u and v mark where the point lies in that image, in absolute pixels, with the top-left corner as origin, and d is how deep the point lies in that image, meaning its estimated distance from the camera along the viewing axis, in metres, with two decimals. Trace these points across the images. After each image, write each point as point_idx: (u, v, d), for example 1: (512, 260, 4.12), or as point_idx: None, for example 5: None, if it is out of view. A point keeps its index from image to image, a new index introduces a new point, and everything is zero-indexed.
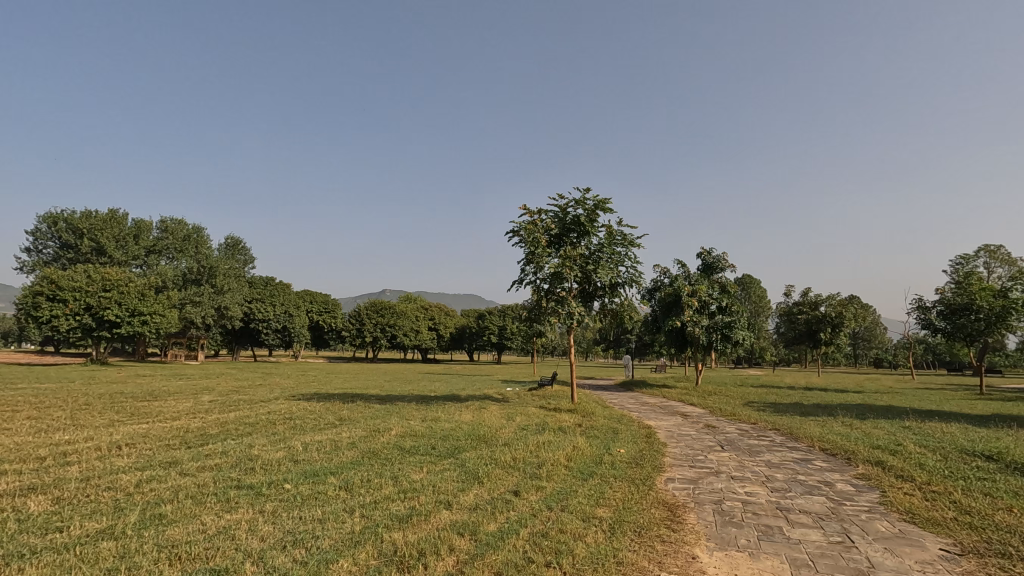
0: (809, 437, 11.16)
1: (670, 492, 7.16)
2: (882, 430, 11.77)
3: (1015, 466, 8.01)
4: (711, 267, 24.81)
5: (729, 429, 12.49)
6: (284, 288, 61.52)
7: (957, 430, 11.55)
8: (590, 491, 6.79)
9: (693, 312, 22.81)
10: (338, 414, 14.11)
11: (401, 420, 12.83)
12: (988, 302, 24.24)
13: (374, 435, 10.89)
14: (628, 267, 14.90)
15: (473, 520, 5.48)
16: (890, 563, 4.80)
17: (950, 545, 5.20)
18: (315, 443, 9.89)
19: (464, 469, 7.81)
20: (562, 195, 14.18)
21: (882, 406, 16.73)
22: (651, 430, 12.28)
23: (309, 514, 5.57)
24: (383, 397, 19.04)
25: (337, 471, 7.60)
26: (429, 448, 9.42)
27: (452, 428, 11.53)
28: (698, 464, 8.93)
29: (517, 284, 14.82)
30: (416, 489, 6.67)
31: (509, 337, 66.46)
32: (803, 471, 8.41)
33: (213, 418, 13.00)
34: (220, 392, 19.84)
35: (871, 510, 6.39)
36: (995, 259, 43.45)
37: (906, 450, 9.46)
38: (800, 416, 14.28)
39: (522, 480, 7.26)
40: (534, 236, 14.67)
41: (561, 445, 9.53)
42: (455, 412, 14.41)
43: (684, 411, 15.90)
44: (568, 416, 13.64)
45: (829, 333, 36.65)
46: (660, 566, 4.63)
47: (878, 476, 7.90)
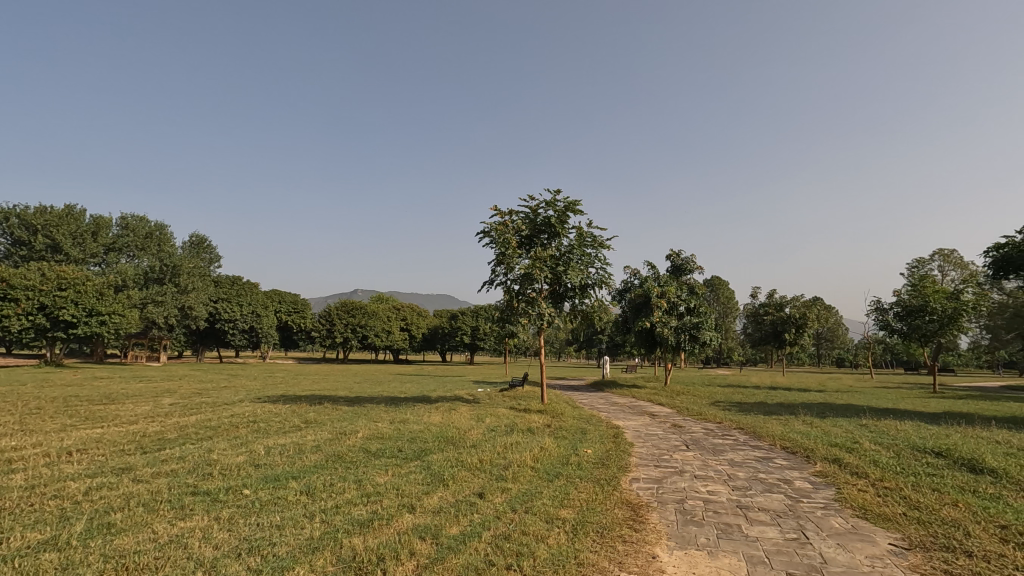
0: (771, 435, 11.41)
1: (634, 491, 7.24)
2: (840, 428, 12.14)
3: (962, 462, 8.36)
4: (679, 269, 25.26)
5: (695, 429, 12.70)
6: (251, 287, 60.11)
7: (910, 428, 11.98)
8: (555, 492, 6.81)
9: (663, 313, 23.15)
10: (305, 416, 13.86)
11: (369, 422, 12.65)
12: (942, 304, 25.26)
13: (340, 437, 10.70)
14: (598, 268, 15.06)
15: (436, 523, 5.42)
16: (842, 558, 4.93)
17: (898, 540, 5.38)
18: (278, 446, 9.67)
19: (429, 472, 7.74)
20: (533, 197, 14.28)
21: (842, 405, 17.24)
22: (619, 430, 12.38)
23: (267, 520, 5.44)
24: (352, 399, 18.72)
25: (299, 475, 7.45)
26: (396, 450, 9.32)
27: (420, 430, 11.39)
28: (663, 464, 9.04)
29: (487, 285, 14.82)
30: (380, 492, 6.60)
31: (482, 338, 66.30)
32: (764, 470, 8.58)
33: (173, 422, 12.56)
34: (181, 396, 19.18)
35: (826, 507, 6.59)
36: (949, 263, 45.36)
37: (862, 448, 9.79)
38: (764, 415, 14.62)
39: (487, 481, 7.26)
40: (505, 237, 14.67)
41: (528, 446, 9.57)
42: (425, 414, 14.30)
43: (652, 411, 16.07)
44: (538, 417, 13.72)
45: (793, 333, 37.62)
46: (621, 567, 4.66)
47: (834, 473, 8.15)
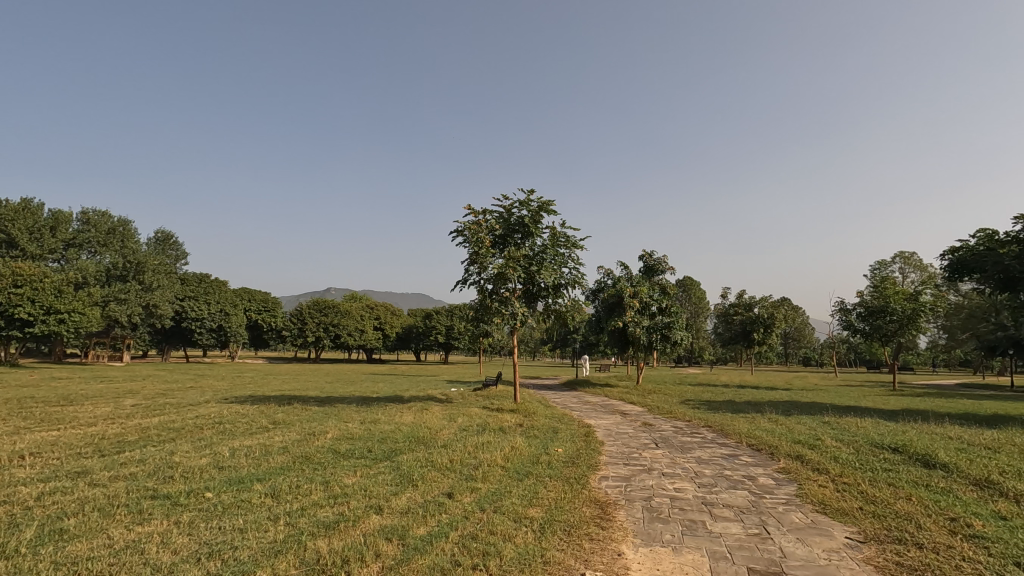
0: (737, 433, 11.67)
1: (602, 490, 7.30)
2: (803, 425, 12.48)
3: (917, 458, 8.67)
4: (652, 269, 25.61)
5: (665, 427, 12.88)
6: (220, 285, 58.68)
7: (870, 424, 12.41)
8: (524, 491, 6.82)
9: (635, 313, 23.40)
10: (272, 417, 13.58)
11: (339, 423, 12.46)
12: (902, 306, 26.17)
13: (309, 438, 10.53)
14: (571, 268, 15.19)
15: (402, 524, 5.38)
16: (801, 552, 5.07)
17: (855, 533, 5.56)
18: (244, 448, 9.47)
19: (399, 472, 7.67)
20: (506, 196, 14.35)
21: (805, 403, 17.69)
22: (590, 428, 12.49)
23: (230, 523, 5.33)
24: (322, 399, 18.41)
25: (264, 476, 7.31)
26: (366, 451, 9.24)
27: (391, 430, 11.28)
28: (633, 462, 9.14)
29: (461, 285, 14.77)
30: (347, 493, 6.52)
31: (456, 337, 66.03)
32: (729, 467, 8.78)
33: (134, 423, 12.19)
34: (144, 396, 18.62)
35: (788, 502, 6.76)
36: (909, 265, 47.00)
37: (824, 444, 10.08)
38: (731, 413, 14.94)
39: (457, 481, 7.23)
40: (479, 236, 14.63)
41: (499, 446, 9.57)
42: (397, 414, 14.19)
43: (623, 410, 16.23)
44: (510, 416, 13.73)
45: (762, 333, 38.46)
46: (587, 565, 4.70)
47: (797, 469, 8.37)
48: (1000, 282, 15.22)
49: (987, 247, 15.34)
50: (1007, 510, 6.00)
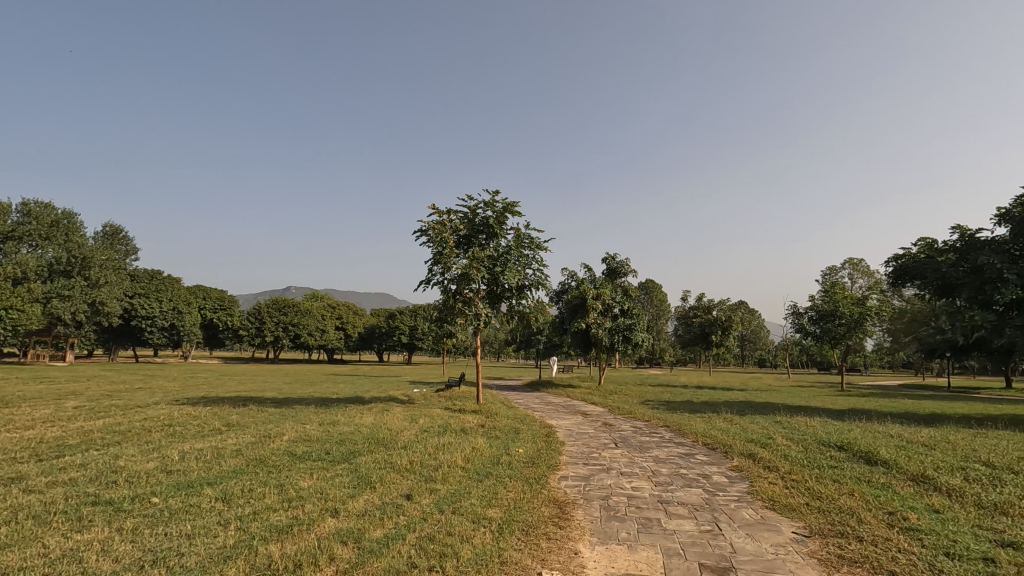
0: (694, 433, 11.97)
1: (562, 490, 7.36)
2: (757, 425, 12.90)
3: (860, 455, 9.07)
4: (615, 272, 26.01)
5: (625, 428, 13.07)
6: (173, 282, 56.56)
7: (819, 424, 12.90)
8: (484, 492, 6.83)
9: (598, 314, 23.72)
10: (226, 419, 13.15)
11: (296, 425, 12.17)
12: (850, 309, 27.37)
13: (264, 441, 10.23)
14: (535, 270, 15.29)
15: (359, 527, 5.31)
16: (750, 547, 5.24)
17: (801, 528, 5.78)
18: (195, 451, 9.15)
19: (357, 474, 7.56)
20: (471, 197, 14.34)
21: (760, 403, 18.26)
22: (552, 429, 12.59)
23: (176, 529, 5.15)
24: (279, 401, 17.96)
25: (216, 481, 7.06)
26: (324, 453, 9.06)
27: (351, 432, 11.09)
28: (592, 462, 9.25)
29: (424, 285, 14.66)
30: (302, 497, 6.38)
31: (420, 338, 65.25)
32: (685, 466, 8.99)
33: (76, 426, 11.61)
34: (88, 397, 17.77)
35: (740, 499, 6.97)
36: (858, 271, 49.18)
37: (775, 443, 10.44)
38: (689, 413, 15.28)
39: (416, 483, 7.16)
40: (443, 236, 14.55)
41: (460, 447, 9.53)
42: (357, 415, 13.97)
43: (585, 411, 16.41)
44: (472, 417, 13.70)
45: (719, 335, 39.46)
46: (543, 564, 4.73)
47: (749, 468, 8.64)
48: (939, 288, 16.07)
49: (927, 255, 16.22)
50: (940, 503, 6.36)
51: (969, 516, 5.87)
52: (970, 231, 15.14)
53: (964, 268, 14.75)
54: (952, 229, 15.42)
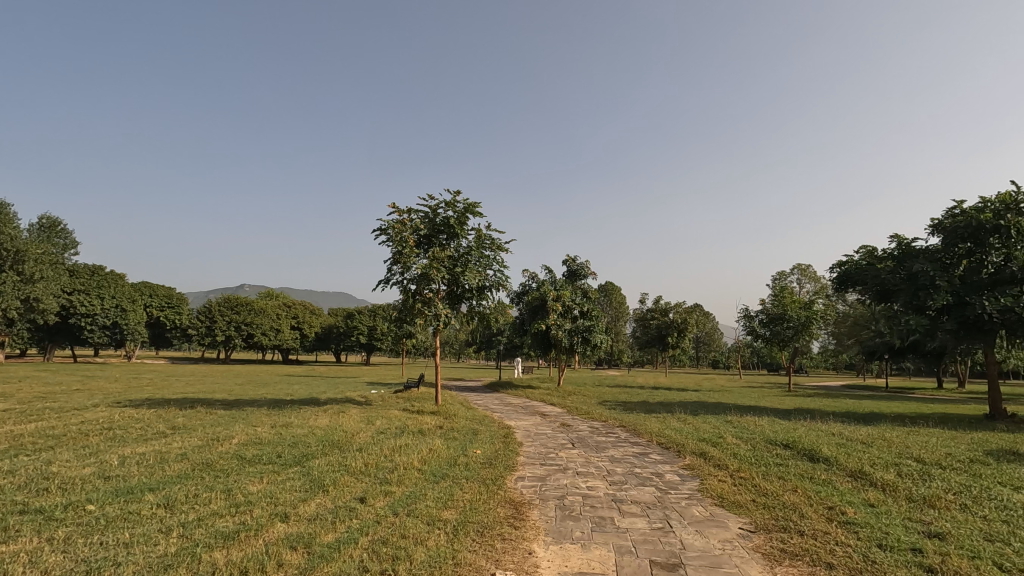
0: (649, 432, 12.21)
1: (518, 490, 7.40)
2: (709, 424, 13.30)
3: (804, 453, 9.48)
4: (575, 274, 26.29)
5: (582, 428, 13.25)
6: (117, 278, 53.84)
7: (767, 423, 13.39)
8: (439, 493, 6.79)
9: (557, 316, 23.93)
10: (171, 422, 12.60)
11: (247, 427, 11.80)
12: (797, 313, 28.53)
13: (212, 444, 9.87)
14: (496, 270, 15.31)
15: (310, 531, 5.19)
16: (699, 544, 5.40)
17: (747, 524, 5.98)
18: (136, 455, 8.74)
19: (309, 478, 7.37)
20: (432, 196, 14.26)
21: (711, 403, 18.80)
22: (510, 430, 12.61)
23: (114, 537, 4.90)
24: (229, 402, 17.33)
25: (158, 487, 6.75)
26: (274, 456, 8.79)
27: (304, 434, 10.81)
28: (548, 462, 9.33)
29: (383, 284, 14.47)
30: (251, 501, 6.19)
31: (379, 338, 64.24)
32: (639, 465, 9.19)
33: (4, 430, 10.90)
34: (18, 400, 16.70)
35: (690, 497, 7.17)
36: (806, 277, 51.33)
37: (724, 442, 10.78)
38: (644, 413, 15.61)
39: (370, 486, 7.04)
40: (403, 236, 14.39)
41: (417, 448, 9.45)
42: (311, 416, 13.64)
43: (543, 411, 16.56)
44: (430, 418, 13.59)
45: (675, 337, 40.42)
46: (497, 565, 4.74)
47: (700, 466, 8.90)
48: (878, 294, 16.94)
49: (867, 261, 17.07)
50: (875, 497, 6.72)
51: (900, 509, 6.22)
52: (907, 241, 16.04)
53: (901, 276, 15.59)
54: (891, 237, 16.27)
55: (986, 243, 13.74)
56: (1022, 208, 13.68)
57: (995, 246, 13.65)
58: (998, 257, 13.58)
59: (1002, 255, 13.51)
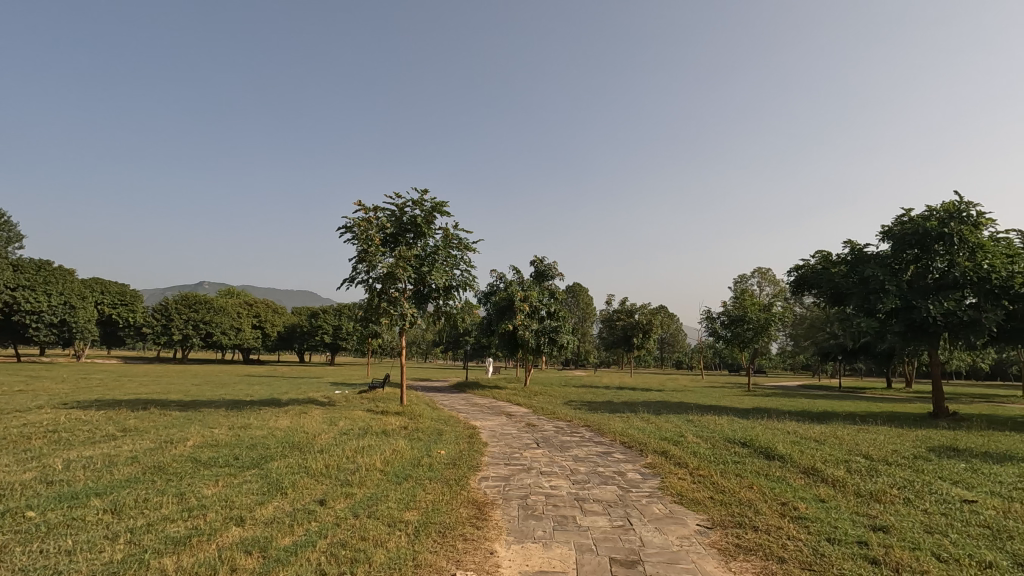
0: (612, 432, 12.36)
1: (481, 490, 7.39)
2: (671, 423, 13.54)
3: (760, 450, 9.77)
4: (542, 275, 26.42)
5: (547, 428, 13.32)
6: (65, 273, 51.37)
7: (727, 422, 13.72)
8: (402, 494, 6.72)
9: (525, 316, 24.00)
10: (120, 424, 12.09)
11: (203, 429, 11.42)
12: (757, 315, 29.34)
13: (164, 446, 9.51)
14: (463, 270, 15.25)
15: (265, 535, 5.05)
16: (657, 541, 5.49)
17: (704, 521, 6.11)
18: (83, 459, 8.35)
19: (267, 480, 7.18)
20: (399, 195, 14.11)
21: (674, 403, 19.14)
22: (475, 430, 12.57)
23: (55, 545, 4.67)
24: (184, 403, 16.73)
25: (105, 491, 6.47)
26: (231, 458, 8.53)
27: (264, 436, 10.53)
28: (513, 462, 9.34)
29: (347, 283, 14.23)
30: (205, 505, 5.99)
31: (344, 338, 63.16)
32: (602, 464, 9.30)
33: None
34: None
35: (651, 495, 7.29)
36: (766, 280, 52.91)
37: (685, 441, 11.00)
38: (609, 413, 15.80)
39: (331, 488, 6.92)
40: (368, 234, 14.17)
41: (380, 449, 9.31)
42: (271, 417, 13.30)
43: (509, 412, 16.60)
44: (395, 419, 13.45)
45: (640, 338, 41.06)
46: (458, 565, 4.73)
47: (661, 464, 9.07)
48: (833, 297, 17.59)
49: (823, 266, 17.66)
50: (825, 493, 6.97)
51: (848, 504, 6.47)
52: (860, 246, 16.66)
53: (854, 280, 16.23)
54: (844, 243, 16.89)
55: (932, 250, 14.37)
56: (965, 216, 14.30)
57: (939, 253, 14.34)
58: (943, 263, 14.24)
59: (946, 261, 14.16)
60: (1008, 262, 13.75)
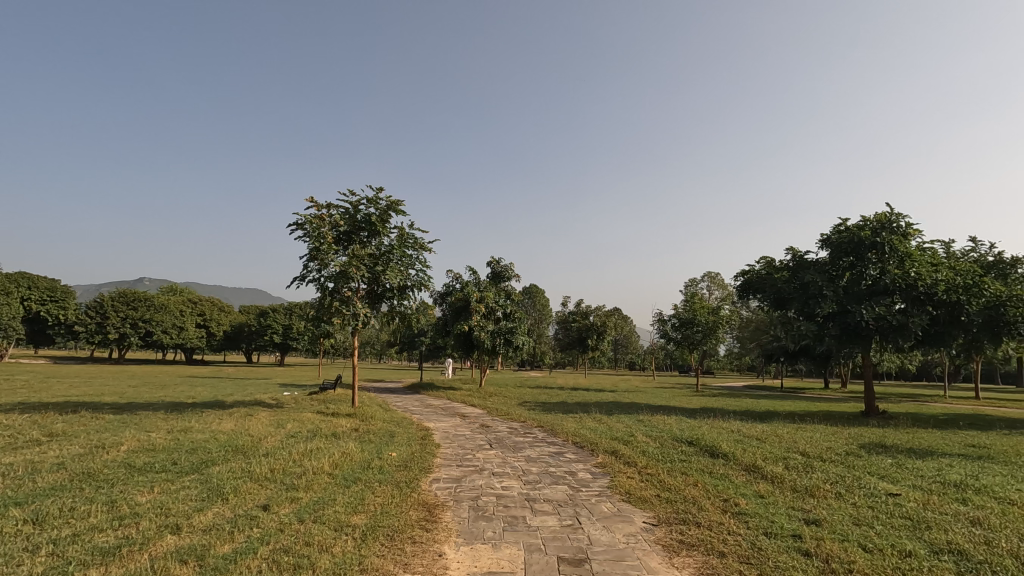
0: (565, 432, 12.49)
1: (432, 492, 7.34)
2: (622, 423, 13.82)
3: (706, 449, 10.10)
4: (498, 276, 26.44)
5: (500, 429, 13.35)
6: None
7: (676, 422, 14.09)
8: (350, 498, 6.58)
9: (480, 317, 23.96)
10: (47, 429, 11.34)
11: (139, 433, 10.85)
12: (706, 318, 30.33)
13: (95, 452, 8.97)
14: (418, 270, 15.09)
15: (202, 543, 4.86)
16: (604, 539, 5.59)
17: (650, 518, 6.26)
18: (2, 466, 7.77)
19: (207, 485, 6.89)
20: (353, 192, 13.85)
21: (626, 403, 19.51)
22: (428, 431, 12.45)
23: None
24: (118, 406, 15.84)
25: (27, 500, 6.06)
26: (169, 463, 8.15)
27: (206, 440, 10.10)
28: (465, 463, 9.31)
29: (298, 281, 13.84)
30: (138, 513, 5.69)
31: (295, 338, 61.35)
32: (554, 464, 9.38)
33: None
34: None
35: (600, 494, 7.42)
36: (715, 284, 54.80)
37: (635, 440, 11.26)
38: (562, 414, 15.97)
39: (275, 493, 6.70)
40: (321, 231, 13.84)
41: (329, 452, 9.09)
42: (214, 420, 12.75)
43: (463, 413, 16.54)
44: (346, 421, 13.16)
45: (595, 339, 41.69)
46: (405, 568, 4.68)
47: (611, 463, 9.24)
48: (775, 301, 18.37)
49: (767, 271, 18.41)
50: (764, 489, 7.27)
51: (785, 499, 6.78)
52: (801, 253, 17.49)
53: (796, 285, 17.02)
54: (787, 249, 17.68)
55: (865, 258, 15.29)
56: (896, 226, 15.26)
57: (872, 261, 15.22)
58: (875, 270, 15.15)
59: (879, 269, 15.07)
60: (933, 270, 14.76)
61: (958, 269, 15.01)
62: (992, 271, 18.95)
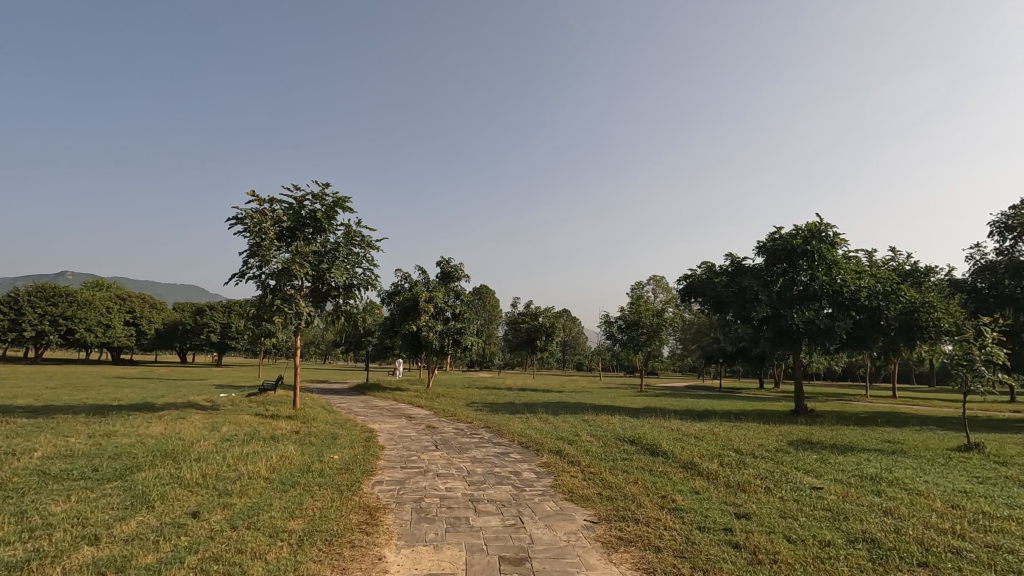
0: (511, 433, 12.53)
1: (374, 494, 7.21)
2: (567, 423, 14.00)
3: (647, 447, 10.38)
4: (448, 276, 26.24)
5: (446, 429, 13.27)
6: None
7: (619, 421, 14.42)
8: (287, 503, 6.37)
9: (429, 317, 23.71)
10: None
11: (56, 437, 10.11)
12: (650, 320, 31.21)
13: (5, 459, 8.30)
14: (364, 269, 14.78)
15: (124, 554, 4.58)
16: (546, 537, 5.66)
17: (591, 516, 6.38)
18: None
19: (132, 493, 6.50)
20: (298, 187, 13.39)
21: (572, 403, 19.79)
22: (372, 433, 12.20)
23: None
24: (33, 409, 14.69)
25: None
26: (89, 470, 7.63)
27: (131, 444, 9.53)
28: (409, 465, 9.19)
29: (238, 278, 13.28)
30: (52, 524, 5.31)
31: (234, 337, 58.75)
32: (499, 464, 9.40)
33: None
34: None
35: (543, 493, 7.50)
36: (659, 287, 56.45)
37: (580, 440, 11.43)
38: (509, 414, 16.05)
39: (207, 499, 6.40)
40: (262, 227, 13.32)
41: (266, 456, 8.76)
42: (141, 424, 12.05)
43: (409, 414, 16.30)
44: (286, 423, 12.72)
45: (544, 340, 42.00)
46: (342, 573, 4.58)
47: (555, 463, 9.35)
48: (715, 304, 19.11)
49: (707, 275, 19.13)
50: (700, 485, 7.56)
51: (719, 494, 7.07)
52: (738, 258, 18.31)
53: (734, 289, 17.75)
54: (726, 255, 18.45)
55: (797, 265, 16.15)
56: (824, 235, 16.21)
57: (802, 267, 16.08)
58: (805, 276, 16.00)
59: (809, 275, 15.94)
60: (857, 277, 15.77)
61: (879, 276, 16.11)
62: (909, 278, 20.42)
